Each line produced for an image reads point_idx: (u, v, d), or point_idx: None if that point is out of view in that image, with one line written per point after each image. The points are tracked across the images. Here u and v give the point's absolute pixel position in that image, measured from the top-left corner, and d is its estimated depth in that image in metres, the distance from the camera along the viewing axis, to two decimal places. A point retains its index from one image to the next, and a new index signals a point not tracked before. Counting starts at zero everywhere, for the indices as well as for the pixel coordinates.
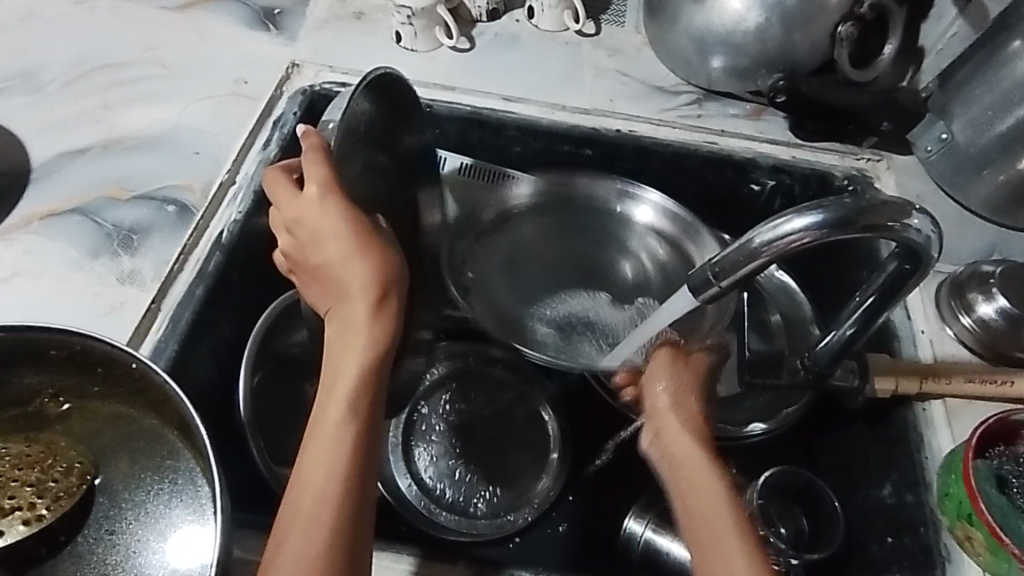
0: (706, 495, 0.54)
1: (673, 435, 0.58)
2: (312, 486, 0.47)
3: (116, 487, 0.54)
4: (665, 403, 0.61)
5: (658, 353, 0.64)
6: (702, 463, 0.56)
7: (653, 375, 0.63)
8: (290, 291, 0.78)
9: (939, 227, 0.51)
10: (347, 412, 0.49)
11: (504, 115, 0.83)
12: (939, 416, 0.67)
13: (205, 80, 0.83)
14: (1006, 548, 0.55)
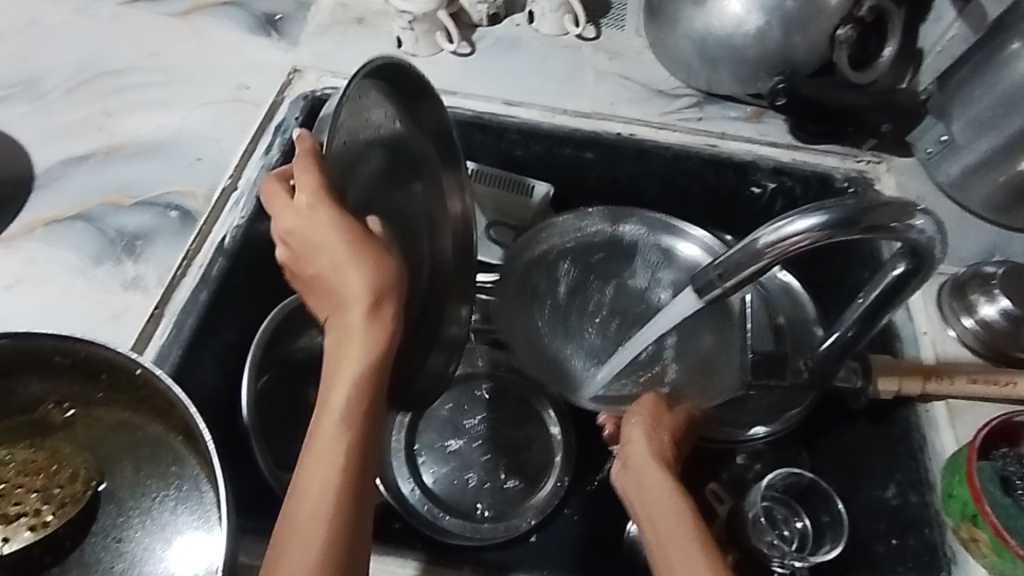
0: (668, 523, 0.52)
1: (640, 465, 0.59)
2: (308, 494, 0.44)
3: (121, 494, 0.54)
4: (639, 436, 0.62)
5: (641, 398, 0.68)
6: (668, 489, 0.56)
7: (632, 419, 0.65)
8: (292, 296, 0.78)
9: (941, 228, 0.51)
10: (344, 416, 0.47)
11: (505, 119, 0.84)
12: (942, 417, 0.67)
13: (206, 85, 0.83)
14: (1010, 548, 0.55)
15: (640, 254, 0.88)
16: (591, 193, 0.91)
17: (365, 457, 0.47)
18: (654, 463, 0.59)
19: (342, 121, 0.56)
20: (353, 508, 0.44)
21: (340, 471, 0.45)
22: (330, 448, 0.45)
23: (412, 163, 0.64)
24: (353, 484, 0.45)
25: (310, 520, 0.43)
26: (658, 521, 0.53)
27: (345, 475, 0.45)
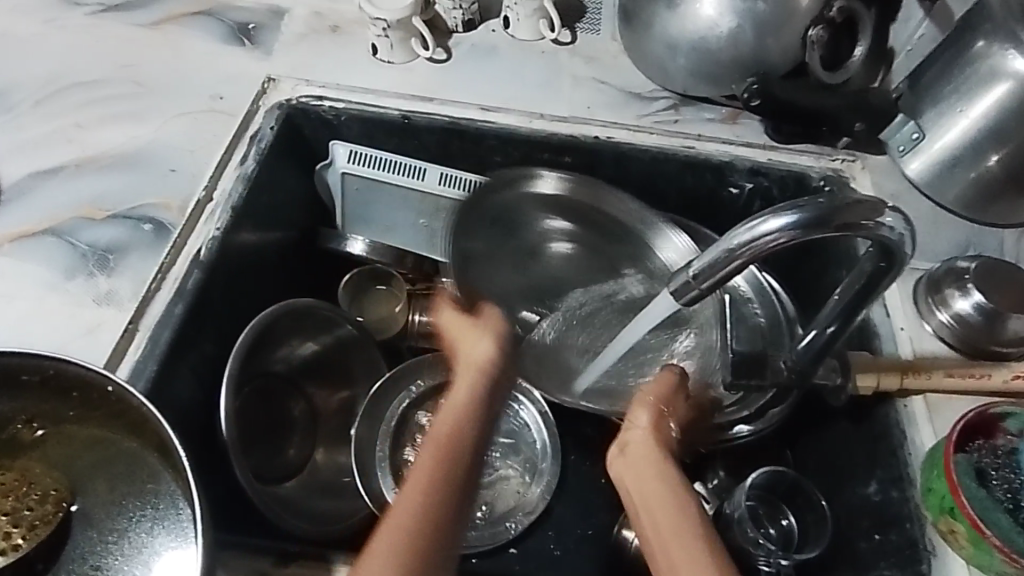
0: (663, 512, 0.50)
1: (638, 450, 0.56)
2: (407, 500, 0.47)
3: (96, 515, 0.53)
4: (642, 419, 0.59)
5: (659, 374, 0.64)
6: (668, 481, 0.53)
7: (636, 399, 0.61)
8: (264, 317, 0.75)
9: (912, 225, 0.51)
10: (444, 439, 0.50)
11: (483, 125, 0.84)
12: (921, 412, 0.67)
13: (180, 95, 0.82)
14: (987, 539, 0.56)
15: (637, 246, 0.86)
16: None
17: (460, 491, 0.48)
18: (653, 450, 0.56)
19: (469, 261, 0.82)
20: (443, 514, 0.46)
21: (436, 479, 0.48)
22: (435, 465, 0.48)
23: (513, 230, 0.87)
24: (445, 495, 0.47)
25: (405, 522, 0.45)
26: (651, 509, 0.51)
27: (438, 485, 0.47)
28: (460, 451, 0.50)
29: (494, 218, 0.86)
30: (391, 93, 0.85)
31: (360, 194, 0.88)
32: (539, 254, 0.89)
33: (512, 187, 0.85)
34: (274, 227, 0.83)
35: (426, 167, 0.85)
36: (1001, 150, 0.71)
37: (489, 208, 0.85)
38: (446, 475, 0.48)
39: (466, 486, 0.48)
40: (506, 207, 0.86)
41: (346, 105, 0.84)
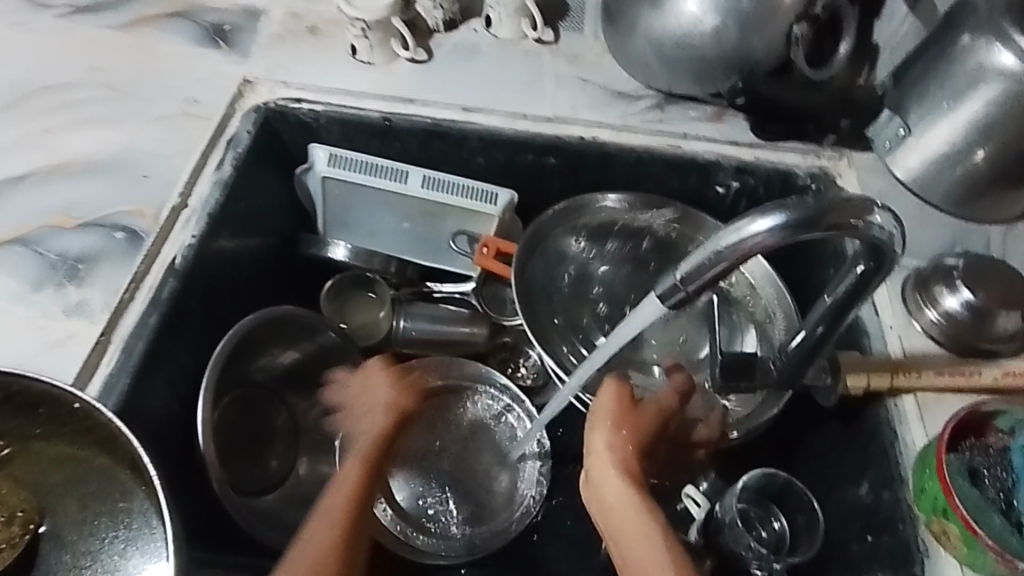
0: (632, 531, 0.55)
1: (604, 479, 0.58)
2: (335, 502, 0.63)
3: (67, 536, 0.52)
4: (603, 444, 0.60)
5: (607, 389, 0.64)
6: (636, 508, 0.56)
7: (593, 423, 0.62)
8: (240, 327, 0.73)
9: (901, 224, 0.50)
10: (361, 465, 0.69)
11: (465, 127, 0.83)
12: (911, 412, 0.66)
13: (154, 98, 0.80)
14: (980, 539, 0.55)
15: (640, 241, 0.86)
16: (556, 199, 0.90)
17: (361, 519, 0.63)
18: (621, 478, 0.58)
19: (529, 270, 0.81)
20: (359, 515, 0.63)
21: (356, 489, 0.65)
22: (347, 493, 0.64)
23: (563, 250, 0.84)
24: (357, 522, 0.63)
25: (330, 520, 0.62)
26: (629, 540, 0.55)
27: (359, 496, 0.65)
28: (373, 473, 0.68)
29: (553, 232, 0.84)
30: (371, 95, 0.84)
31: (341, 198, 0.86)
32: (584, 275, 0.85)
33: (579, 216, 0.85)
34: (252, 233, 0.81)
35: (408, 169, 0.82)
36: (987, 145, 0.71)
37: (551, 236, 0.84)
38: (363, 487, 0.66)
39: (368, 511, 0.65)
40: (557, 226, 0.84)
41: (325, 108, 0.82)
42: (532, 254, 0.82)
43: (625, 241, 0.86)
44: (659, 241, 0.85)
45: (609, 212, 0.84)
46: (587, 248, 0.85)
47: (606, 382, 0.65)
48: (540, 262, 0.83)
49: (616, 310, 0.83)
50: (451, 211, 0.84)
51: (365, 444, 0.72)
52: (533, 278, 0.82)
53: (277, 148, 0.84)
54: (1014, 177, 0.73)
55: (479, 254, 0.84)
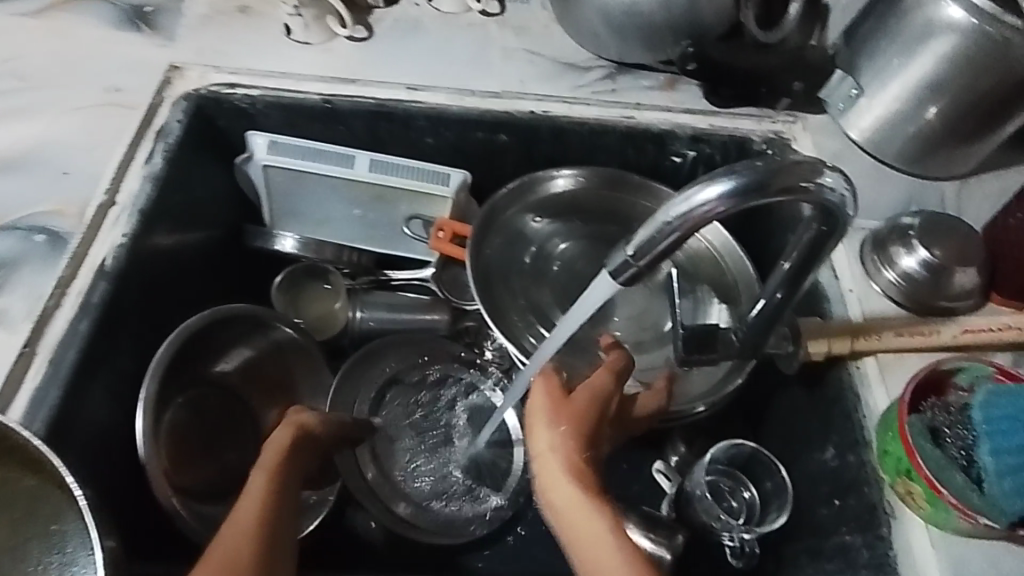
0: (583, 536, 0.51)
1: (551, 481, 0.55)
2: (241, 527, 0.54)
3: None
4: (545, 444, 0.57)
5: (538, 384, 0.61)
6: (586, 509, 0.52)
7: (531, 426, 0.59)
8: (181, 332, 0.69)
9: (852, 184, 0.48)
10: (271, 478, 0.59)
11: (411, 106, 0.79)
12: (873, 373, 0.66)
13: (71, 89, 0.75)
14: (943, 498, 0.54)
15: (599, 216, 0.84)
16: (511, 177, 0.87)
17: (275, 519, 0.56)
18: (567, 478, 0.54)
19: (483, 255, 0.79)
20: (269, 539, 0.55)
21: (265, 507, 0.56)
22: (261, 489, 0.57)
23: (521, 231, 0.82)
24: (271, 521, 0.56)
25: (236, 548, 0.52)
26: (581, 547, 0.51)
27: (270, 504, 0.57)
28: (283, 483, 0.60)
29: (506, 214, 0.81)
30: (309, 76, 0.79)
31: (285, 187, 0.82)
32: (542, 254, 0.82)
33: (532, 195, 0.82)
34: (191, 228, 0.77)
35: (355, 153, 0.79)
36: (938, 101, 0.70)
37: (506, 217, 0.81)
38: (274, 498, 0.57)
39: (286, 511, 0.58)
40: (512, 205, 0.82)
41: (261, 92, 0.78)
42: (489, 237, 0.80)
43: (582, 216, 0.84)
44: (620, 215, 0.84)
45: (560, 188, 0.82)
46: (543, 226, 0.83)
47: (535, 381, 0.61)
48: (495, 244, 0.80)
49: (576, 285, 0.81)
50: (402, 194, 0.81)
51: (273, 454, 0.61)
52: (491, 261, 0.79)
53: (212, 137, 0.80)
54: (966, 133, 0.72)
55: (434, 238, 0.81)
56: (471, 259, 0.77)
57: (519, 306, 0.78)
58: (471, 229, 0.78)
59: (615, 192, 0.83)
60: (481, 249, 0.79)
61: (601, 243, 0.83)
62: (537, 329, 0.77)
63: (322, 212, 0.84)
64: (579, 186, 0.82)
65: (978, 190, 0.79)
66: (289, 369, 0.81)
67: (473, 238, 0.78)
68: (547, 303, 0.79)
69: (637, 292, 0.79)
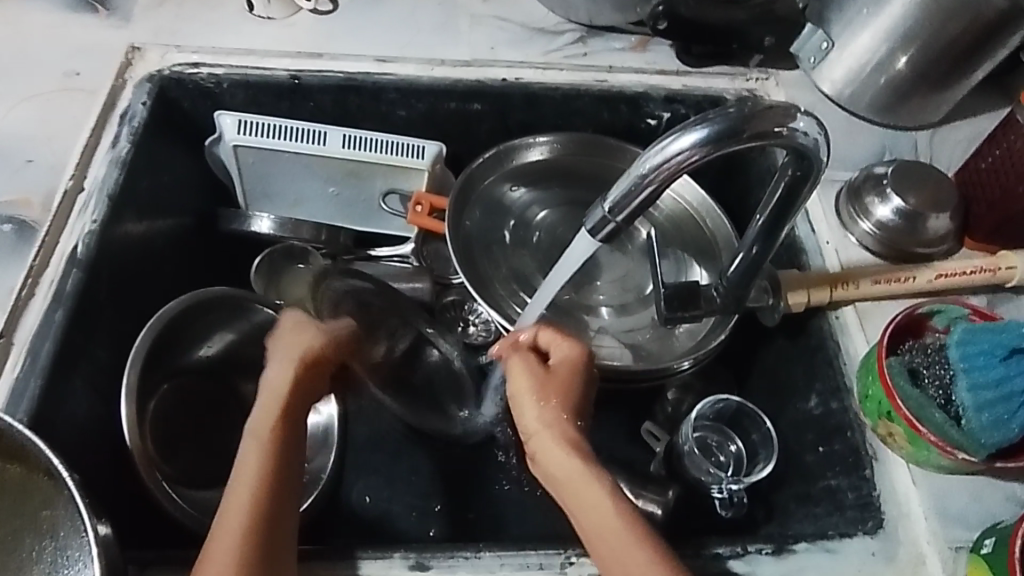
0: (588, 509, 0.50)
1: (545, 454, 0.53)
2: (235, 512, 0.49)
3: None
4: (535, 421, 0.55)
5: (516, 362, 0.59)
6: (588, 481, 0.51)
7: (518, 402, 0.57)
8: (157, 320, 0.68)
9: (825, 128, 0.48)
10: (266, 444, 0.53)
11: (381, 78, 0.78)
12: (852, 321, 0.67)
13: (28, 75, 0.73)
14: (924, 437, 0.56)
15: (577, 180, 0.83)
16: (486, 147, 0.87)
17: (275, 506, 0.50)
18: (560, 449, 0.53)
19: (463, 225, 0.78)
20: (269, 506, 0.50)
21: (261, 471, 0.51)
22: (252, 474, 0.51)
23: (501, 200, 0.82)
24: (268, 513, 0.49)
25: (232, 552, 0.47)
26: (583, 514, 0.50)
27: (266, 495, 0.50)
28: (280, 460, 0.52)
29: (483, 183, 0.81)
30: (274, 52, 0.78)
31: (256, 167, 0.80)
32: (522, 221, 0.82)
33: (509, 162, 0.82)
34: (162, 214, 0.76)
35: (326, 130, 0.77)
36: (908, 50, 0.72)
37: (484, 187, 0.81)
38: (268, 484, 0.50)
39: (287, 496, 0.51)
40: (490, 173, 0.81)
41: (225, 71, 0.76)
42: (468, 207, 0.79)
43: (559, 180, 0.83)
44: (596, 180, 0.84)
45: (535, 153, 0.82)
46: (521, 194, 0.82)
47: (510, 359, 0.60)
48: (474, 213, 0.80)
49: (556, 249, 0.81)
50: (378, 168, 0.80)
51: (265, 416, 0.54)
52: (473, 230, 0.78)
53: (177, 119, 0.78)
54: (936, 79, 0.74)
55: (412, 212, 0.80)
56: (455, 228, 0.76)
57: (503, 274, 0.77)
58: (450, 199, 0.77)
59: (591, 154, 0.82)
60: (463, 219, 0.78)
61: (578, 206, 0.83)
62: (523, 295, 0.77)
63: (298, 192, 0.83)
64: (554, 151, 0.82)
65: (949, 137, 0.80)
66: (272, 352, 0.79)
67: (453, 208, 0.77)
68: (530, 270, 0.79)
69: (619, 252, 0.79)
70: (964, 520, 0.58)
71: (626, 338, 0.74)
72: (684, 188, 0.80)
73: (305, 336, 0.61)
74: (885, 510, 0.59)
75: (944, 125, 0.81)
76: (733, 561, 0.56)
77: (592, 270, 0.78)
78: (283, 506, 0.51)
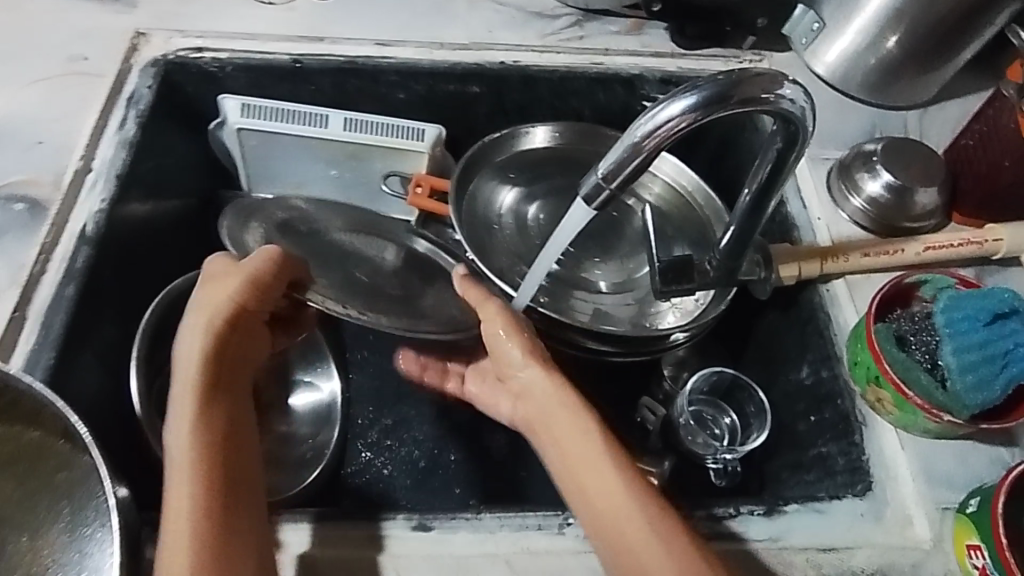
0: (577, 442, 0.52)
1: (547, 409, 0.55)
2: (176, 497, 0.48)
3: (20, 519, 0.51)
4: (522, 356, 0.58)
5: (491, 302, 0.60)
6: (579, 415, 0.54)
7: (499, 335, 0.59)
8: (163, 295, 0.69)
9: (812, 98, 0.50)
10: (192, 425, 0.52)
11: (380, 61, 0.79)
12: (842, 294, 0.69)
13: (36, 60, 0.75)
14: (910, 401, 0.58)
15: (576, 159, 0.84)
16: (485, 130, 0.88)
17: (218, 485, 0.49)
18: (561, 406, 0.54)
19: (465, 205, 0.79)
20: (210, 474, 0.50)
21: (200, 437, 0.51)
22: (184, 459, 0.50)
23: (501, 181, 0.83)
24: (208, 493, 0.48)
25: (182, 534, 0.46)
26: (572, 447, 0.53)
27: (203, 478, 0.49)
28: (207, 439, 0.51)
29: (484, 166, 0.82)
30: (276, 36, 0.79)
31: (260, 150, 0.82)
32: (522, 201, 0.83)
33: (510, 147, 0.83)
34: (167, 195, 0.77)
35: (328, 113, 0.79)
36: (897, 31, 0.73)
37: (485, 169, 0.82)
38: (201, 466, 0.50)
39: (226, 472, 0.51)
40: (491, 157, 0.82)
41: (229, 55, 0.78)
42: (470, 188, 0.80)
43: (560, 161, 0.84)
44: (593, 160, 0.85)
45: (534, 136, 0.83)
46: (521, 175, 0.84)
47: (487, 307, 0.60)
48: (475, 193, 0.81)
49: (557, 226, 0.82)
50: (378, 151, 0.81)
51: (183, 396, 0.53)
52: (474, 211, 0.80)
53: (181, 104, 0.80)
54: (925, 58, 0.76)
55: (413, 193, 0.82)
56: (456, 206, 0.78)
57: (504, 252, 0.79)
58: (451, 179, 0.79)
59: (584, 135, 0.83)
60: (464, 199, 0.79)
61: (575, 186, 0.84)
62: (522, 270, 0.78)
63: (300, 175, 0.85)
64: (552, 134, 0.83)
65: (938, 116, 0.81)
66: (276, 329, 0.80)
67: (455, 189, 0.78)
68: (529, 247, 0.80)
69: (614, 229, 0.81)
70: (950, 482, 0.60)
71: (622, 313, 0.76)
72: (677, 167, 0.81)
73: (218, 288, 0.58)
74: (873, 473, 0.61)
75: (934, 104, 0.82)
76: (726, 521, 0.58)
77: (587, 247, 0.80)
78: (227, 485, 0.50)
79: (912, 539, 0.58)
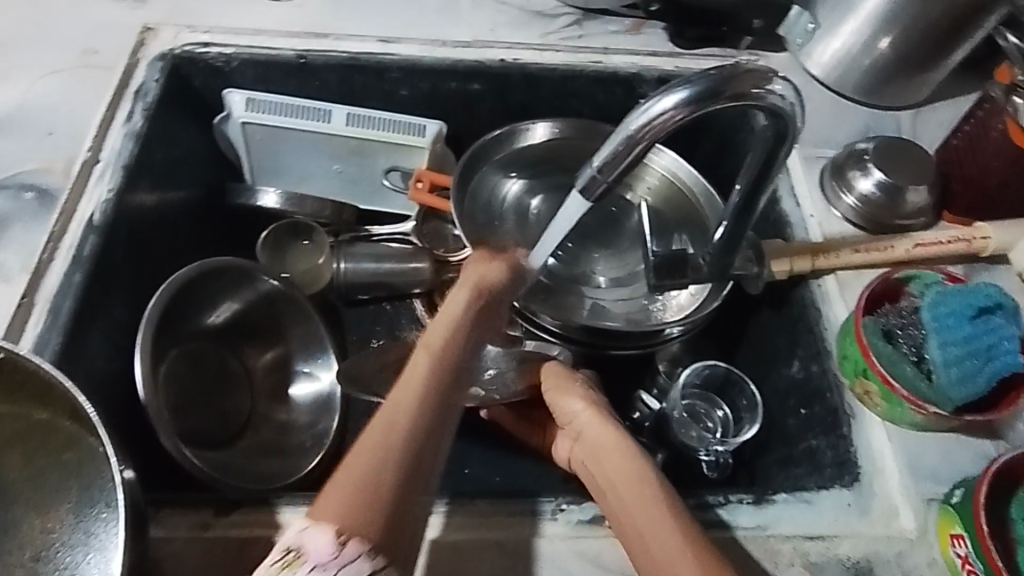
0: (631, 500, 0.51)
1: (603, 466, 0.55)
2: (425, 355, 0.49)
3: (33, 497, 0.54)
4: (580, 414, 0.60)
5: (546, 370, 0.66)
6: (638, 474, 0.53)
7: (555, 397, 0.62)
8: (168, 286, 0.70)
9: (801, 95, 0.51)
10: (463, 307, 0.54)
11: (384, 58, 0.81)
12: (832, 289, 0.70)
13: (48, 51, 0.76)
14: (897, 393, 0.60)
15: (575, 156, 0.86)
16: (486, 126, 0.90)
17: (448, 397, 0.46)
18: (620, 456, 0.55)
19: (466, 201, 0.80)
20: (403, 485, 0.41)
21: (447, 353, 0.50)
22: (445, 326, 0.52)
23: (502, 177, 0.84)
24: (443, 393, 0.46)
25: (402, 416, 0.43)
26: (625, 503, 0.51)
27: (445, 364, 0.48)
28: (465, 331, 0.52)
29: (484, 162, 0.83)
30: (283, 33, 0.81)
31: (265, 144, 0.83)
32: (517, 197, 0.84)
33: (512, 143, 0.84)
34: (173, 185, 0.79)
35: (331, 108, 0.80)
36: (891, 32, 0.74)
37: (484, 166, 0.83)
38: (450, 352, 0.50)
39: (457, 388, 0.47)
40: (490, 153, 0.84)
41: (235, 50, 0.79)
42: (472, 183, 0.82)
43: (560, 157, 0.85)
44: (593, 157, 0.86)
45: (534, 131, 0.84)
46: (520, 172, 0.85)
47: (545, 366, 0.66)
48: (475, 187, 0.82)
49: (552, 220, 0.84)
50: (380, 145, 0.82)
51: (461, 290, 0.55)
52: (473, 206, 0.81)
53: (188, 97, 0.81)
54: (920, 60, 0.77)
55: (414, 189, 0.83)
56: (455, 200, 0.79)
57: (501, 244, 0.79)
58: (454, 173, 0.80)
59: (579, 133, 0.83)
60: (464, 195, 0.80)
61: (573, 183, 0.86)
62: None
63: (303, 170, 0.86)
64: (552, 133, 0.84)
65: (931, 119, 0.83)
66: (279, 334, 0.81)
67: (460, 184, 0.79)
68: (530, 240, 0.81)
69: (611, 224, 0.83)
70: (936, 475, 0.61)
71: (617, 307, 0.77)
72: (676, 163, 0.82)
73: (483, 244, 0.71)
74: (860, 465, 0.62)
75: (926, 106, 0.84)
76: (715, 509, 0.59)
77: (583, 243, 0.82)
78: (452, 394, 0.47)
79: (896, 529, 0.59)
